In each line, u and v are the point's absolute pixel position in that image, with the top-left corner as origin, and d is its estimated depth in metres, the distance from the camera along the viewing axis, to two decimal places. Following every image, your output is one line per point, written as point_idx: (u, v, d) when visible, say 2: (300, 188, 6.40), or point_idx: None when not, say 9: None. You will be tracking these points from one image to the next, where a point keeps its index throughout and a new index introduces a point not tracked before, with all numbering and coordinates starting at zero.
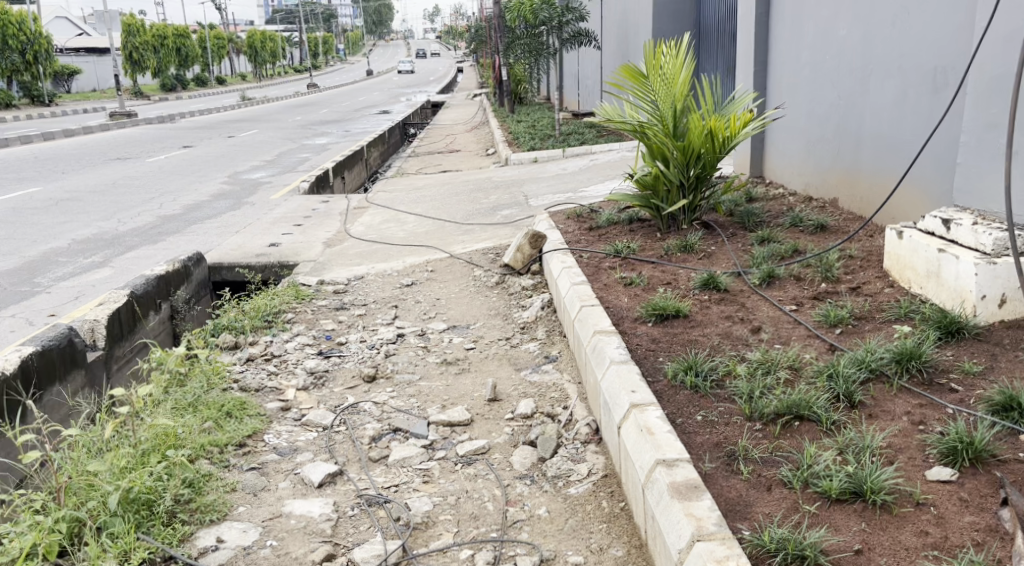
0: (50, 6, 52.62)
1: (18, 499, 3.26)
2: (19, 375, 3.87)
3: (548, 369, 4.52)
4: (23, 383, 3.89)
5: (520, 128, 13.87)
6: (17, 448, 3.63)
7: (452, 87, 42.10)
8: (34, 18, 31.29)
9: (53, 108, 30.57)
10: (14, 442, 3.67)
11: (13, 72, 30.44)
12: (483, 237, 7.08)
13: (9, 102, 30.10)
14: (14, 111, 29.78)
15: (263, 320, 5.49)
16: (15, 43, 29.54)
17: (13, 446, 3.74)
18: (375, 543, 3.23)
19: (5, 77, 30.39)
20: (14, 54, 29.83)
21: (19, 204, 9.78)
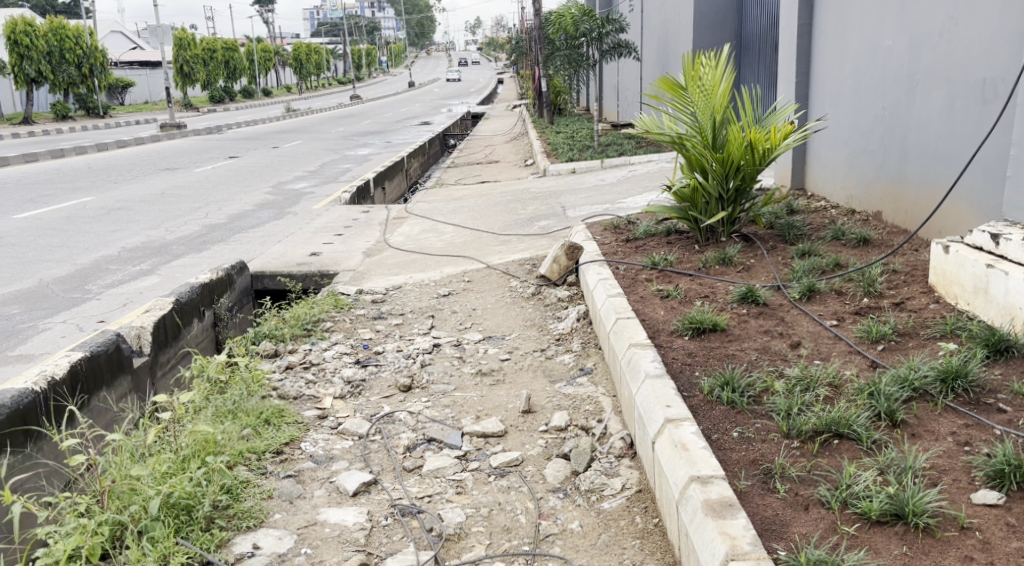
0: (106, 21, 54.06)
1: (63, 502, 3.30)
2: (68, 380, 3.93)
3: (582, 382, 4.47)
4: (72, 388, 3.95)
5: (559, 139, 13.86)
6: (65, 450, 3.67)
7: (492, 99, 42.37)
8: (91, 33, 32.19)
9: (107, 121, 31.35)
10: (62, 445, 3.74)
11: (70, 85, 31.27)
12: (520, 248, 7.06)
13: (65, 114, 30.96)
14: (70, 123, 30.59)
15: (303, 329, 5.53)
16: (71, 57, 30.36)
17: (61, 450, 3.81)
18: (407, 554, 3.21)
19: (63, 90, 31.24)
20: (71, 68, 30.67)
21: (72, 213, 10.00)
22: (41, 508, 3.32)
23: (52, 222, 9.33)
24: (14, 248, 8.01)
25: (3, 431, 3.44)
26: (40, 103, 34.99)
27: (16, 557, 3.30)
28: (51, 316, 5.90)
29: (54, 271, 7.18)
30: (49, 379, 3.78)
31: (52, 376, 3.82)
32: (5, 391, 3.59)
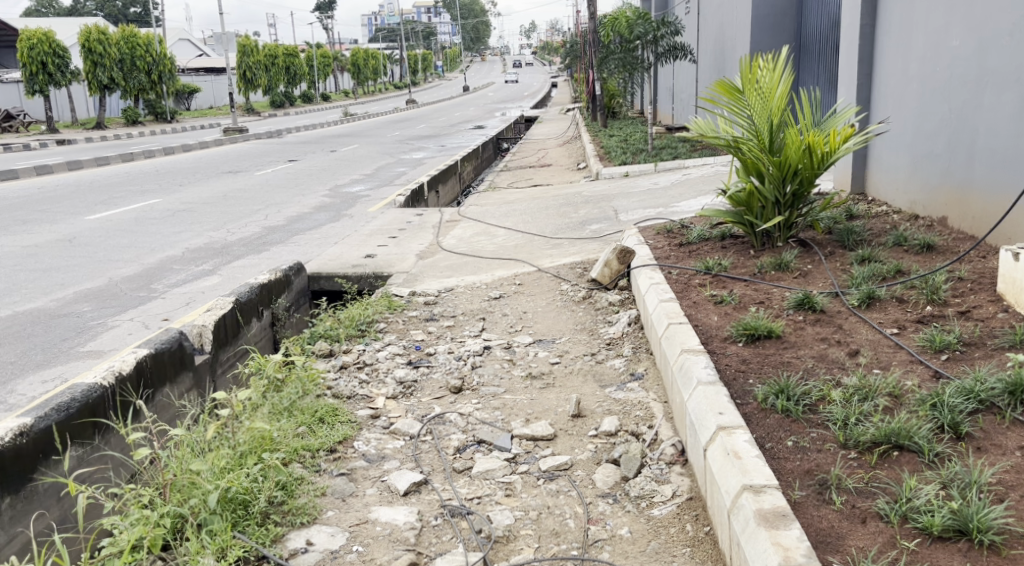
0: (174, 29, 55.55)
1: (127, 494, 3.39)
2: (135, 376, 4.03)
3: (633, 387, 4.44)
4: (138, 383, 4.05)
5: (612, 143, 13.80)
6: (129, 444, 3.79)
7: (546, 102, 42.47)
8: (161, 41, 33.11)
9: (174, 126, 32.20)
10: (128, 439, 3.84)
11: (141, 92, 32.18)
12: (573, 251, 7.04)
13: (135, 119, 31.86)
14: (139, 128, 31.48)
15: (357, 329, 5.59)
16: (142, 64, 31.18)
17: (126, 443, 3.91)
18: (457, 555, 3.22)
19: (133, 97, 32.14)
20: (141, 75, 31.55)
21: (139, 214, 10.28)
22: (106, 499, 3.41)
23: (120, 223, 9.60)
24: (84, 248, 8.26)
25: (72, 425, 3.54)
26: (112, 108, 36.12)
27: (83, 546, 3.41)
28: (118, 313, 6.07)
29: (122, 270, 7.39)
30: (117, 374, 3.88)
31: (119, 372, 3.92)
32: (75, 385, 3.69)
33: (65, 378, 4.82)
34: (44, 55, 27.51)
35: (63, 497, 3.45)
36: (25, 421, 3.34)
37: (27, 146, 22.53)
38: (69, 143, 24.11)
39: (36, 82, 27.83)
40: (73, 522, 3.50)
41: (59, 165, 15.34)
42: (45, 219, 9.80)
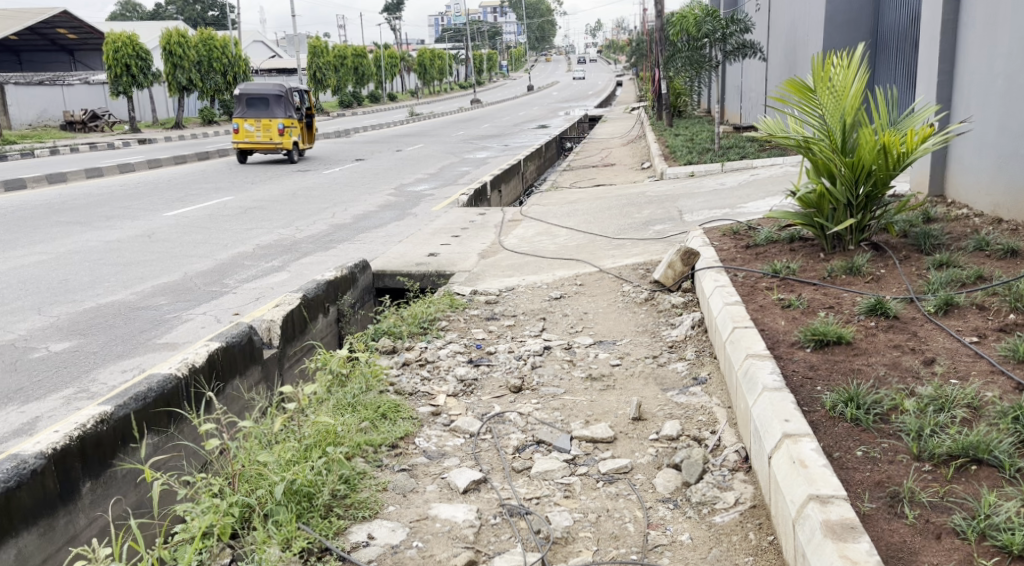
0: (249, 32, 56.96)
1: (198, 482, 3.48)
2: (207, 368, 4.12)
3: (696, 392, 4.37)
4: (210, 375, 4.14)
5: (678, 142, 13.65)
6: (202, 434, 3.89)
7: (610, 101, 42.30)
8: (236, 43, 33.96)
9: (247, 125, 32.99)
10: (199, 430, 3.93)
11: (216, 93, 33.05)
12: (635, 252, 6.97)
13: (211, 119, 32.76)
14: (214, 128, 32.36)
15: (419, 327, 5.64)
16: (218, 65, 32.04)
17: (198, 434, 4.01)
18: (515, 555, 3.22)
19: (209, 98, 33.02)
20: (217, 76, 32.40)
21: (213, 211, 10.54)
22: (179, 486, 3.51)
23: (196, 220, 9.86)
24: (162, 243, 8.51)
25: (149, 414, 3.64)
26: (190, 108, 37.22)
27: (157, 531, 3.52)
28: (192, 307, 6.22)
29: (197, 265, 7.58)
30: (190, 366, 3.98)
31: (193, 363, 4.02)
32: (152, 375, 3.79)
33: (142, 368, 4.96)
34: (128, 57, 28.48)
35: (139, 482, 3.57)
36: (105, 409, 3.44)
37: (111, 145, 23.31)
38: (149, 142, 24.89)
39: (121, 85, 28.79)
40: (148, 506, 3.62)
41: (140, 163, 15.82)
42: (125, 215, 10.13)
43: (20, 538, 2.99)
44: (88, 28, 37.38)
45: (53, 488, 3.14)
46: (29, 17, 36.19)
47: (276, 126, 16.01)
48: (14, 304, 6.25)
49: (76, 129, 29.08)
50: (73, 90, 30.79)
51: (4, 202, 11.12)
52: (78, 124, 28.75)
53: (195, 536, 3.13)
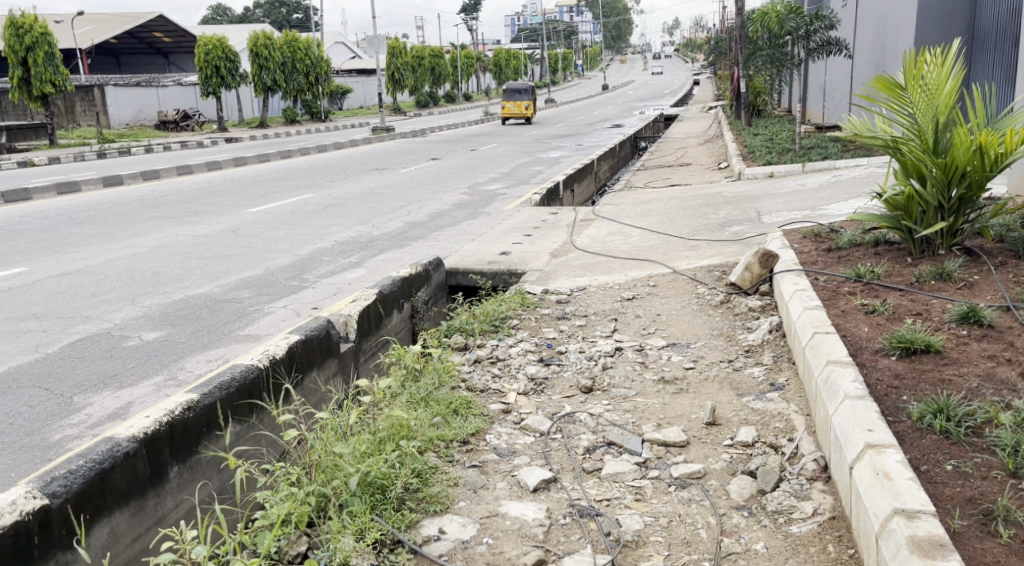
0: (331, 34, 58.24)
1: (276, 472, 3.55)
2: (287, 360, 4.21)
3: (773, 398, 4.27)
4: (289, 368, 4.22)
5: (757, 141, 13.38)
6: (281, 423, 3.97)
7: (686, 100, 41.84)
8: (319, 44, 34.74)
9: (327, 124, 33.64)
10: (279, 421, 4.01)
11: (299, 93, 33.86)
12: (710, 253, 6.87)
13: (293, 118, 33.53)
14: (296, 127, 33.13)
15: (491, 324, 5.67)
16: (302, 66, 32.83)
17: (277, 424, 4.09)
18: (585, 556, 3.19)
19: (292, 97, 33.82)
20: (300, 76, 33.20)
21: (294, 208, 10.77)
22: (260, 474, 3.59)
23: (278, 216, 10.08)
24: (246, 238, 8.72)
25: (233, 403, 3.74)
26: (273, 108, 38.20)
27: (239, 516, 3.61)
28: (273, 301, 6.36)
29: (278, 260, 7.76)
30: (271, 357, 4.06)
31: (273, 355, 4.10)
32: (235, 365, 3.89)
33: (226, 358, 5.10)
34: (218, 59, 29.39)
35: (222, 469, 3.67)
36: (192, 397, 3.54)
37: (200, 143, 24.04)
38: (236, 141, 25.62)
39: (211, 86, 29.71)
40: (230, 493, 3.71)
41: (226, 162, 16.30)
42: (212, 211, 10.42)
43: (112, 517, 3.10)
44: (182, 31, 38.81)
45: (144, 471, 3.25)
46: (126, 21, 37.70)
47: (526, 106, 29.15)
48: (108, 294, 6.49)
49: (169, 128, 30.15)
50: (166, 91, 31.95)
51: (100, 198, 11.57)
52: (170, 123, 29.81)
53: (274, 523, 3.19)
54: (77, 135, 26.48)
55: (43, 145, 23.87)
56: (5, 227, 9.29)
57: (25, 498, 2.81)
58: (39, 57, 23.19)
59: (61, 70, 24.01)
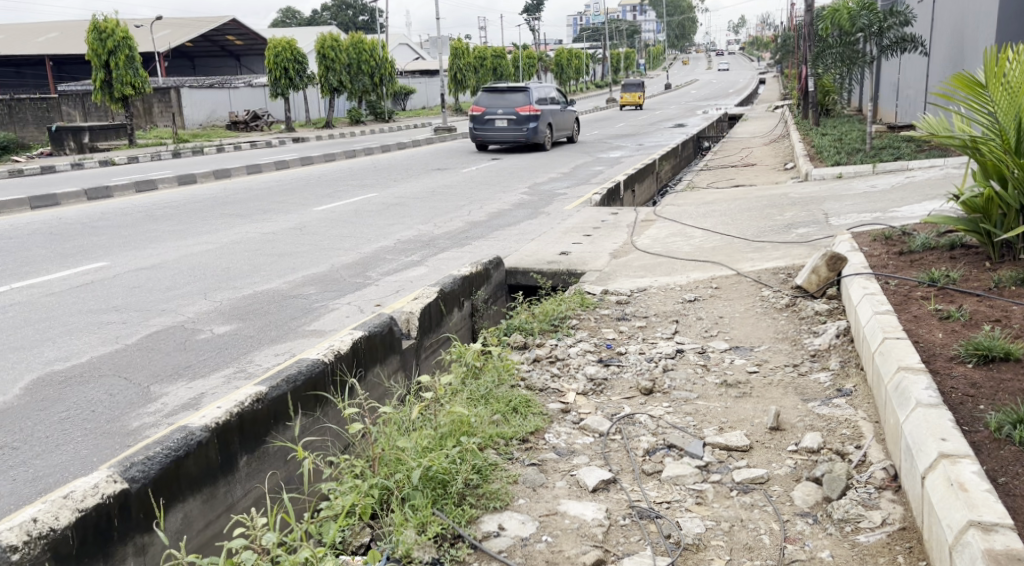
0: (397, 35, 58.91)
1: (341, 463, 3.61)
2: (351, 355, 4.27)
3: (840, 404, 4.17)
4: (353, 363, 4.28)
5: (825, 141, 13.09)
6: (346, 417, 4.04)
7: (751, 99, 41.18)
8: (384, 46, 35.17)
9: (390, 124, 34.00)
10: (343, 414, 4.08)
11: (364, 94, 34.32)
12: (775, 255, 6.75)
13: (358, 119, 34.00)
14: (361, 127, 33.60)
15: (550, 324, 5.67)
16: (367, 68, 33.31)
17: (342, 417, 4.15)
18: (645, 557, 3.16)
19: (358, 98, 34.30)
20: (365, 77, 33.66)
21: (358, 207, 10.91)
22: (326, 465, 3.66)
23: (343, 215, 10.23)
24: (312, 236, 8.88)
25: (299, 396, 3.81)
26: (339, 109, 38.81)
27: (306, 505, 3.68)
28: (338, 297, 6.46)
29: (343, 257, 7.88)
30: (336, 352, 4.13)
31: (338, 350, 4.17)
32: (301, 360, 3.96)
33: (293, 352, 5.20)
34: (287, 61, 30.01)
35: (289, 459, 3.74)
36: (261, 389, 3.61)
37: (270, 143, 24.61)
38: (303, 141, 26.08)
39: (279, 87, 30.33)
40: (297, 483, 3.79)
41: (294, 161, 16.61)
42: (279, 210, 10.62)
43: (186, 503, 3.19)
44: (252, 34, 39.70)
45: (216, 459, 3.33)
46: (199, 25, 38.73)
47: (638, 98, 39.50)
48: (182, 288, 6.66)
49: (239, 128, 30.87)
50: (237, 93, 32.72)
51: (175, 196, 11.90)
52: (241, 123, 30.52)
53: (338, 514, 3.25)
54: (154, 136, 27.29)
55: (122, 144, 24.66)
56: (86, 223, 9.63)
57: (106, 481, 2.91)
58: (119, 60, 23.95)
59: (141, 73, 24.70)
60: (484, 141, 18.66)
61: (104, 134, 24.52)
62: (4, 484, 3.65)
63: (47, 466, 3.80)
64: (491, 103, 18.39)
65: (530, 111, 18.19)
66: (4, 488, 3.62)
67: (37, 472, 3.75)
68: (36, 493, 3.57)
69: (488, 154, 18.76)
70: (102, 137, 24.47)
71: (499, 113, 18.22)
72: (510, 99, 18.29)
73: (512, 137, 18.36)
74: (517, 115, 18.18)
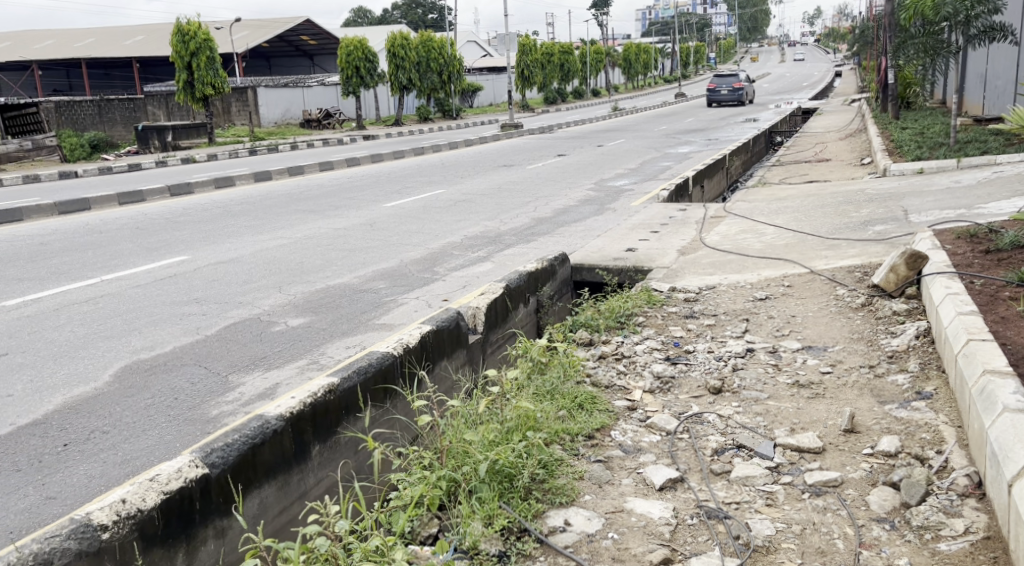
0: (465, 33, 59.25)
1: (409, 455, 3.64)
2: (419, 348, 4.30)
3: (919, 407, 4.03)
4: (421, 356, 4.31)
5: (906, 135, 12.68)
6: (415, 409, 4.08)
7: (826, 93, 40.25)
8: (452, 43, 35.43)
9: (458, 121, 34.19)
10: (412, 406, 4.11)
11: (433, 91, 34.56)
12: (851, 253, 6.56)
13: (426, 116, 34.28)
14: (429, 124, 33.89)
15: (616, 321, 5.62)
16: (435, 65, 33.58)
17: (411, 409, 4.19)
18: (713, 557, 3.11)
19: (426, 96, 34.58)
20: (434, 74, 33.94)
21: (426, 203, 11.00)
22: (395, 457, 3.70)
23: (412, 211, 10.32)
24: (382, 232, 8.99)
25: (370, 387, 3.85)
26: (407, 106, 39.22)
27: (377, 494, 3.73)
28: (406, 292, 6.52)
29: (411, 252, 7.96)
30: (405, 345, 4.16)
31: (407, 343, 4.20)
32: (371, 352, 4.01)
33: (364, 345, 5.26)
34: (358, 60, 30.45)
35: (360, 449, 3.80)
36: (333, 380, 3.67)
37: (341, 141, 25.07)
38: (373, 138, 26.37)
39: (350, 86, 30.78)
40: (368, 472, 3.84)
41: (365, 158, 16.84)
42: (349, 206, 10.78)
43: (262, 489, 3.26)
44: (325, 34, 40.42)
45: (290, 448, 3.39)
46: (273, 25, 39.51)
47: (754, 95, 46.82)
48: (259, 282, 6.81)
49: (312, 126, 31.45)
50: (310, 92, 33.31)
51: (252, 192, 12.19)
52: (314, 121, 31.08)
53: (407, 504, 3.28)
54: (232, 134, 27.96)
55: (202, 143, 25.39)
56: (168, 218, 9.91)
57: (188, 466, 2.99)
58: (201, 62, 24.61)
59: (220, 73, 25.33)
60: (711, 101, 33.02)
61: (186, 133, 25.31)
62: (95, 466, 3.78)
63: (134, 450, 3.93)
64: (718, 82, 33.14)
65: (738, 86, 32.54)
66: (94, 470, 3.75)
67: (125, 455, 3.87)
68: (125, 475, 3.68)
69: (713, 107, 33.46)
70: (184, 136, 25.20)
71: (722, 86, 32.80)
72: (729, 79, 33.44)
73: (728, 100, 33.13)
74: (733, 87, 32.70)
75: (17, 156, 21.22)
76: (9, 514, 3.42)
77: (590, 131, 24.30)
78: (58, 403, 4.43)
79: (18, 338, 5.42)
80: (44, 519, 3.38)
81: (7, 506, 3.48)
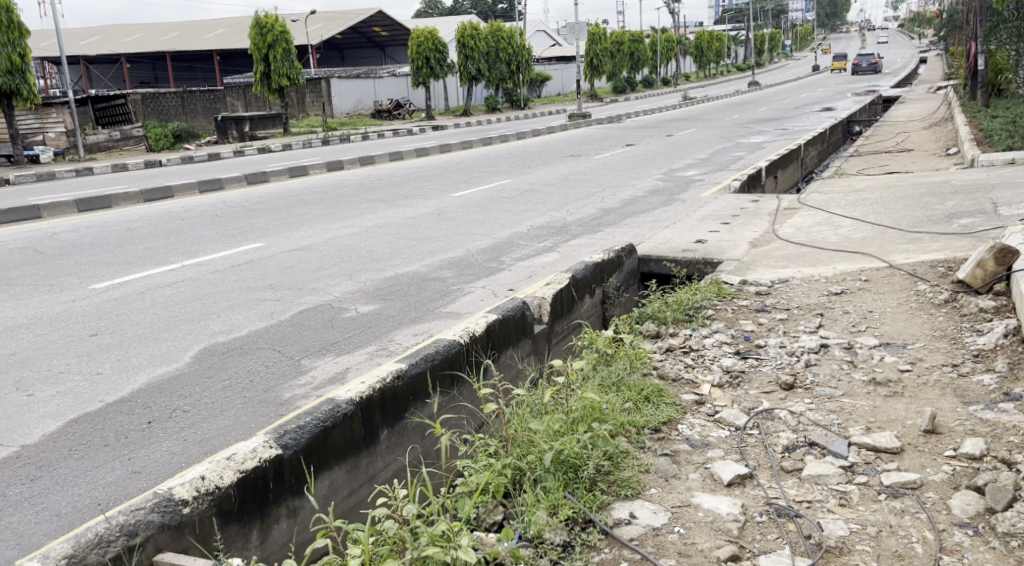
0: (535, 23, 59.20)
1: (475, 441, 3.64)
2: (485, 337, 4.29)
3: (1006, 409, 3.85)
4: (487, 344, 4.29)
5: (994, 125, 12.17)
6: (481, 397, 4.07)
7: (906, 80, 39.02)
8: (523, 32, 35.43)
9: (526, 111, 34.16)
10: (478, 393, 4.10)
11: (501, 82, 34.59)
12: (933, 247, 6.31)
13: (496, 106, 34.36)
14: (498, 114, 33.94)
15: (685, 314, 5.51)
16: (504, 55, 33.59)
17: (476, 397, 4.18)
18: (783, 556, 3.02)
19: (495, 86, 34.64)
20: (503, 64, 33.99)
21: (493, 193, 10.99)
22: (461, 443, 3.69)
23: (480, 201, 10.33)
24: (450, 221, 9.01)
25: (437, 374, 3.86)
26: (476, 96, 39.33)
27: (443, 480, 3.74)
28: (473, 281, 6.52)
29: (479, 241, 7.97)
30: (471, 333, 4.15)
31: (473, 332, 4.20)
32: (438, 340, 4.01)
33: (431, 333, 5.28)
34: (429, 50, 30.58)
35: (427, 435, 3.81)
36: (401, 366, 3.68)
37: (411, 131, 25.27)
38: (443, 129, 26.50)
39: (421, 76, 30.94)
40: (434, 458, 3.85)
41: (434, 148, 16.96)
42: (418, 195, 10.86)
43: (333, 472, 3.29)
44: (397, 25, 40.80)
45: (360, 432, 3.42)
46: (348, 17, 40.05)
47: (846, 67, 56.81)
48: (331, 269, 6.90)
49: (383, 116, 31.77)
50: (381, 82, 33.67)
51: (325, 181, 12.39)
52: (385, 112, 31.40)
53: (473, 491, 3.27)
54: (305, 124, 28.42)
55: (278, 133, 25.93)
56: (245, 206, 10.14)
57: (263, 447, 3.03)
58: (278, 54, 25.05)
59: (296, 65, 25.79)
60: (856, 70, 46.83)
61: (262, 123, 25.85)
62: (176, 443, 3.87)
63: (212, 429, 4.01)
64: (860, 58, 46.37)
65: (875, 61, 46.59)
66: (176, 447, 3.84)
67: (203, 434, 3.96)
68: (204, 453, 3.76)
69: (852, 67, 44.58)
70: (260, 126, 25.80)
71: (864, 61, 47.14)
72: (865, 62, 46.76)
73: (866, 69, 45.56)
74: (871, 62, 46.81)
75: (106, 145, 22.03)
76: (97, 487, 3.52)
77: (659, 122, 23.97)
78: (143, 382, 4.56)
79: (106, 319, 5.60)
80: (130, 493, 3.47)
81: (96, 479, 3.59)
